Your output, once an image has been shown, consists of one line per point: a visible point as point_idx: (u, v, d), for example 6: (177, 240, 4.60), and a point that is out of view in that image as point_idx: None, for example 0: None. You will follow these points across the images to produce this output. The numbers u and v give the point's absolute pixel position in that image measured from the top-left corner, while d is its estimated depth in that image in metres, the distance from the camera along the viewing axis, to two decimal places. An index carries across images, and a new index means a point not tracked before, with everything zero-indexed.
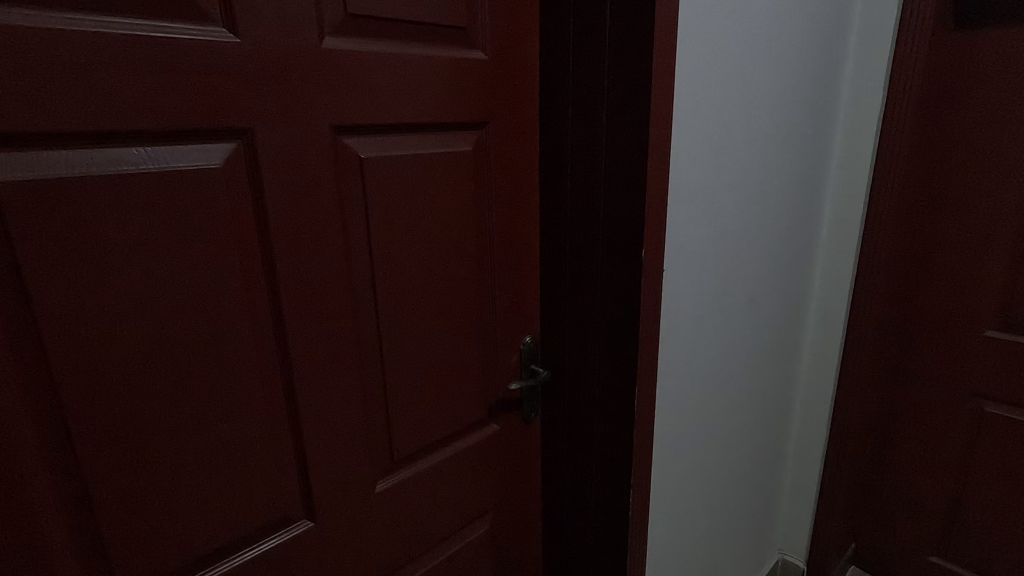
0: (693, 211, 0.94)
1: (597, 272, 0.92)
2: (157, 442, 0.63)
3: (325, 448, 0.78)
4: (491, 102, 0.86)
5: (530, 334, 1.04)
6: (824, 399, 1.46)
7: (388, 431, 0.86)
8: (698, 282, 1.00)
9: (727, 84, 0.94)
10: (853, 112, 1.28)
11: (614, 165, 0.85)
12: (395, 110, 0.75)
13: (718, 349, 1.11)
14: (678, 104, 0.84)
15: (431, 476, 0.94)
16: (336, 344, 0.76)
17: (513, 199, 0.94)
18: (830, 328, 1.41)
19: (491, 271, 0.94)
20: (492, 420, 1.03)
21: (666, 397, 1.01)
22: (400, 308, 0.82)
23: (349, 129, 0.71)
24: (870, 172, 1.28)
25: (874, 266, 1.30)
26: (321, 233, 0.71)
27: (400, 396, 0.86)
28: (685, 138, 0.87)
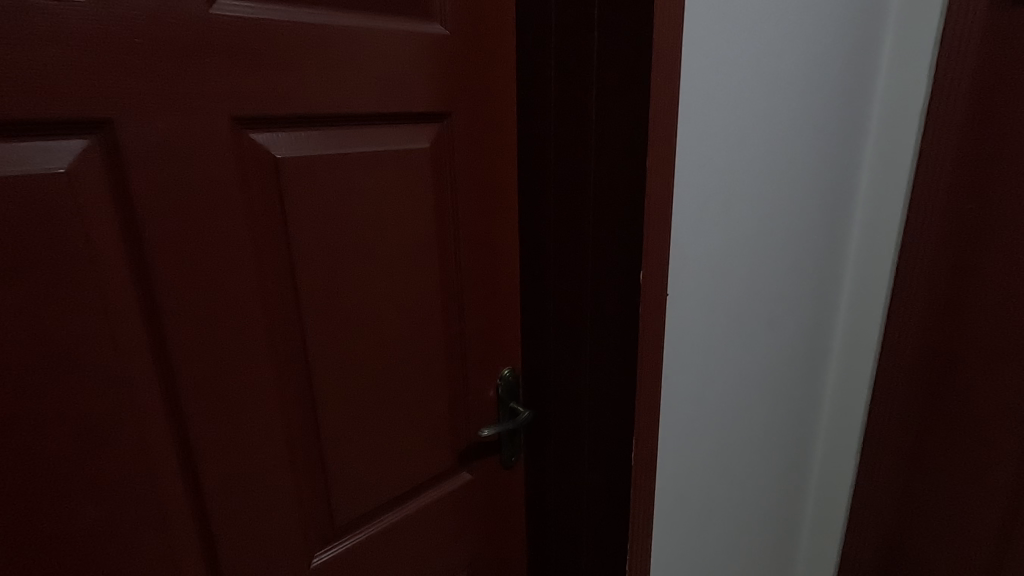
0: (704, 222, 0.78)
1: (586, 297, 0.75)
2: (4, 538, 0.48)
3: (242, 519, 0.63)
4: (453, 88, 0.70)
5: (510, 366, 0.88)
6: (852, 435, 1.24)
7: (328, 492, 0.70)
8: (705, 305, 0.83)
9: (742, 64, 0.76)
10: (890, 98, 1.05)
11: (606, 168, 0.67)
12: (323, 98, 0.59)
13: (729, 382, 0.94)
14: (686, 93, 0.68)
15: (385, 540, 0.78)
16: (246, 396, 0.60)
17: (484, 207, 0.77)
18: (859, 355, 1.20)
19: (456, 293, 0.78)
20: (463, 466, 0.87)
21: (671, 445, 0.84)
22: (334, 346, 0.66)
23: (258, 123, 0.56)
24: (911, 172, 1.05)
25: (913, 281, 1.09)
26: (224, 255, 0.55)
27: (341, 450, 0.70)
28: (695, 135, 0.71)
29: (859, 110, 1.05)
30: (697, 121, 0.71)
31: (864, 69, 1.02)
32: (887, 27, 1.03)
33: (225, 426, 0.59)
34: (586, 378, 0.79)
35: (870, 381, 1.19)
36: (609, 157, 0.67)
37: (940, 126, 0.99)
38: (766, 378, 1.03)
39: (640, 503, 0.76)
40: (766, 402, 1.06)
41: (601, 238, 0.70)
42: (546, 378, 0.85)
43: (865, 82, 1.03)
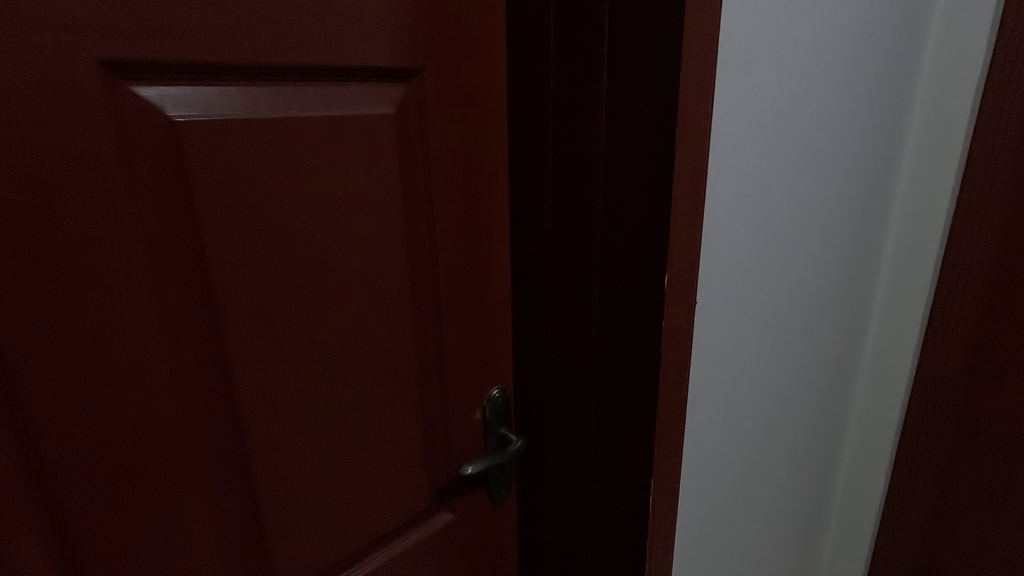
0: (741, 210, 0.63)
1: (591, 308, 0.60)
2: None
3: None
4: (422, 38, 0.54)
5: (500, 385, 0.73)
6: (883, 448, 1.09)
7: (266, 549, 0.56)
8: (732, 309, 0.67)
9: (788, 5, 0.60)
10: (941, 54, 0.87)
11: (616, 146, 0.53)
12: (237, 41, 0.43)
13: (756, 398, 0.79)
14: (727, 43, 0.53)
15: None
16: (133, 437, 0.45)
17: (467, 190, 0.62)
18: (896, 358, 1.03)
19: (428, 297, 0.63)
20: (443, 506, 0.72)
21: (696, 478, 0.70)
22: (258, 365, 0.51)
23: (144, 71, 0.41)
24: (966, 143, 0.87)
25: (959, 271, 0.92)
26: (98, 247, 0.41)
27: (278, 497, 0.55)
28: (736, 98, 0.56)
29: (905, 69, 0.86)
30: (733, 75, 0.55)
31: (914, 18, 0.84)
32: None
33: (103, 475, 0.44)
34: (589, 399, 0.64)
35: (906, 389, 1.03)
36: (622, 122, 0.52)
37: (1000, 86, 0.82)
38: (791, 388, 0.87)
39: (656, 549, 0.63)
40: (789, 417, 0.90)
41: (611, 227, 0.56)
42: (541, 396, 0.71)
43: (915, 34, 0.85)
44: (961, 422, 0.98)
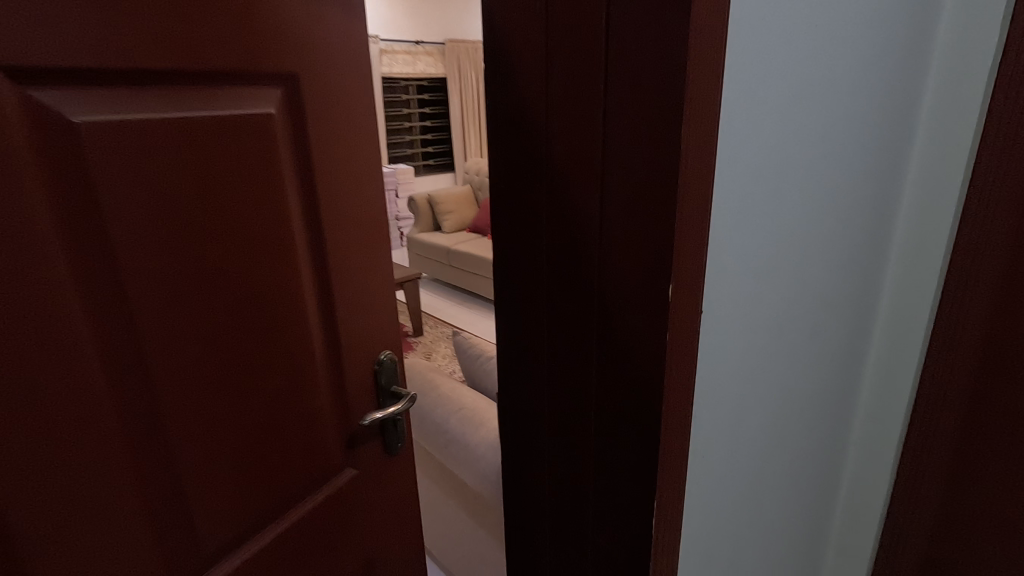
0: (763, 276, 0.55)
1: (538, 284, 0.59)
2: None
3: (119, 556, 0.48)
4: (304, 52, 0.55)
5: (390, 352, 0.72)
6: (871, 515, 0.92)
7: (210, 508, 0.55)
8: (728, 364, 0.56)
9: (812, 63, 0.50)
10: (942, 91, 0.69)
11: (534, 137, 0.54)
12: (130, 50, 0.43)
13: (770, 447, 0.70)
14: (740, 117, 0.44)
15: (292, 540, 0.64)
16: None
17: (336, 175, 0.61)
18: (883, 426, 0.86)
19: (301, 297, 0.60)
20: (381, 444, 0.74)
21: (699, 545, 0.61)
22: (53, 437, 0.43)
23: (65, 80, 0.41)
24: (967, 179, 0.69)
25: (960, 321, 0.74)
26: (35, 244, 0.40)
27: (215, 469, 0.55)
28: (751, 172, 0.48)
29: (911, 90, 0.68)
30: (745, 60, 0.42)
31: (922, 19, 0.65)
32: None
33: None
34: (531, 371, 0.65)
35: (894, 455, 0.86)
36: (527, 105, 0.53)
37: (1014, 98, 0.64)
38: (785, 462, 0.75)
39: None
40: (776, 495, 0.76)
41: (551, 212, 0.55)
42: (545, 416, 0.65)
43: (919, 53, 0.67)
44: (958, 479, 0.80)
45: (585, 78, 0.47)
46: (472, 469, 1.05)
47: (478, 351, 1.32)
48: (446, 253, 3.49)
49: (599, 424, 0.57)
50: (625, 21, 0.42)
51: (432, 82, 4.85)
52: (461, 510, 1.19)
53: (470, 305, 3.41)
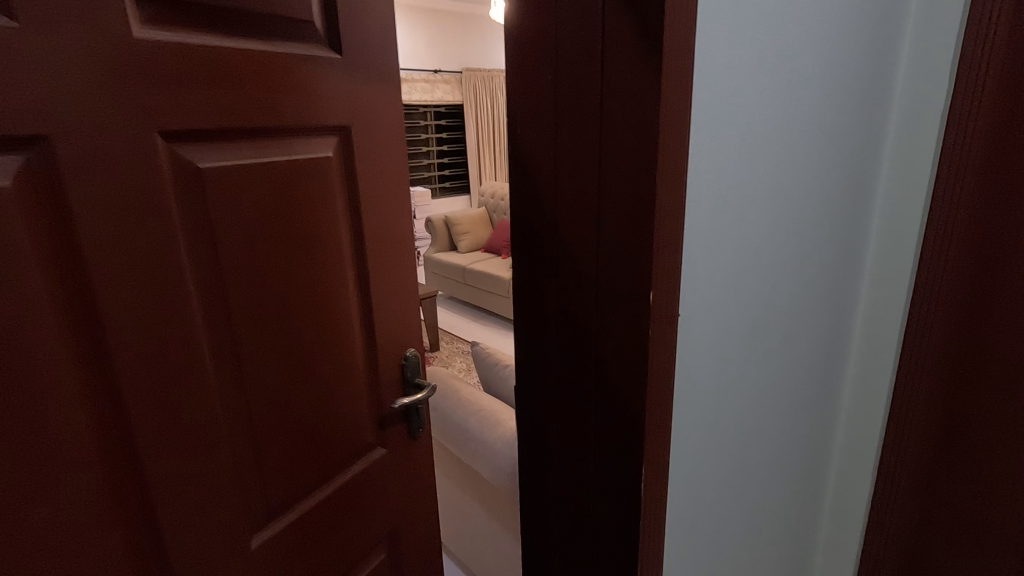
0: (731, 286, 0.67)
1: (536, 292, 0.72)
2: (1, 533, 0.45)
3: (210, 507, 0.60)
4: (353, 107, 0.69)
5: (414, 349, 0.86)
6: (854, 512, 1.00)
7: (273, 474, 0.67)
8: (702, 365, 0.66)
9: (765, 117, 0.63)
10: (903, 132, 0.79)
11: (532, 173, 0.66)
12: (238, 113, 0.57)
13: (748, 442, 0.80)
14: (703, 162, 0.56)
15: (332, 505, 0.76)
16: (13, 480, 0.45)
17: (375, 202, 0.75)
18: (864, 429, 0.95)
19: (347, 301, 0.73)
20: (404, 429, 0.86)
21: (684, 519, 0.71)
22: (167, 407, 0.55)
23: (196, 137, 0.55)
24: (926, 207, 0.79)
25: (926, 335, 0.83)
26: (168, 256, 0.53)
27: (277, 442, 0.67)
28: (715, 203, 0.60)
29: (874, 132, 0.79)
30: (703, 116, 0.54)
31: (879, 74, 0.76)
32: (908, 16, 0.75)
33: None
34: (533, 367, 0.76)
35: (875, 457, 0.94)
36: (533, 146, 0.66)
37: (961, 139, 0.73)
38: (766, 454, 0.85)
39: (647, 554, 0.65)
40: (758, 485, 0.85)
41: (551, 231, 0.66)
42: (548, 407, 0.76)
43: (879, 100, 0.78)
44: (926, 480, 0.89)
45: (571, 130, 0.60)
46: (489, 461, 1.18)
47: (493, 360, 1.45)
48: (462, 272, 3.63)
49: (585, 409, 0.69)
50: (602, 88, 0.56)
51: (449, 108, 5.04)
52: (477, 502, 1.32)
53: (486, 323, 3.53)
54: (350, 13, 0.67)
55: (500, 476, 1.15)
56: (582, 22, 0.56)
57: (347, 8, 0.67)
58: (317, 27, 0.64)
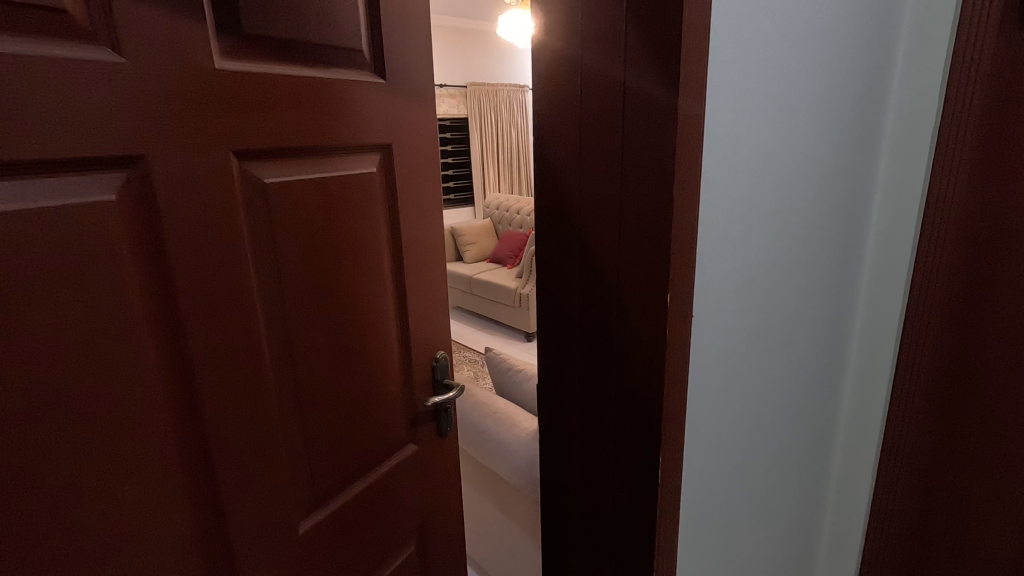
0: (740, 290, 0.73)
1: (560, 297, 0.78)
2: (94, 503, 0.51)
3: (265, 491, 0.66)
4: (393, 128, 0.76)
5: (443, 351, 0.92)
6: (858, 508, 1.05)
7: (318, 465, 0.73)
8: (714, 362, 0.72)
9: (770, 137, 0.70)
10: (896, 151, 0.87)
11: (559, 188, 0.73)
12: (299, 134, 0.64)
13: (755, 438, 0.85)
14: (715, 177, 0.63)
15: (370, 497, 0.81)
16: (106, 456, 0.51)
17: (411, 214, 0.81)
18: (865, 428, 1.00)
19: (385, 305, 0.79)
20: (434, 427, 0.92)
21: (698, 507, 0.76)
22: (233, 395, 0.61)
23: (263, 155, 0.61)
24: (919, 217, 0.86)
25: (920, 337, 0.89)
26: (238, 260, 0.59)
27: (323, 434, 0.72)
28: (726, 215, 0.66)
29: (869, 150, 0.87)
30: (715, 138, 0.61)
31: (873, 97, 0.84)
32: (898, 47, 0.83)
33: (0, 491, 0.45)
34: (554, 368, 0.82)
35: (875, 455, 1.00)
36: (560, 163, 0.72)
37: (949, 157, 0.80)
38: (772, 448, 0.90)
39: (664, 538, 0.70)
40: (765, 478, 0.90)
41: (576, 240, 0.73)
42: (570, 404, 0.81)
43: (873, 122, 0.85)
44: (924, 475, 0.94)
45: (595, 149, 0.67)
46: (507, 462, 1.23)
47: (506, 365, 1.50)
48: (468, 283, 3.69)
49: (604, 405, 0.74)
50: (624, 113, 0.62)
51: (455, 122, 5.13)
52: (492, 503, 1.37)
53: (492, 333, 3.58)
54: (393, 45, 0.74)
55: (519, 476, 1.20)
56: (606, 52, 0.62)
57: (391, 40, 0.74)
58: (364, 56, 0.71)
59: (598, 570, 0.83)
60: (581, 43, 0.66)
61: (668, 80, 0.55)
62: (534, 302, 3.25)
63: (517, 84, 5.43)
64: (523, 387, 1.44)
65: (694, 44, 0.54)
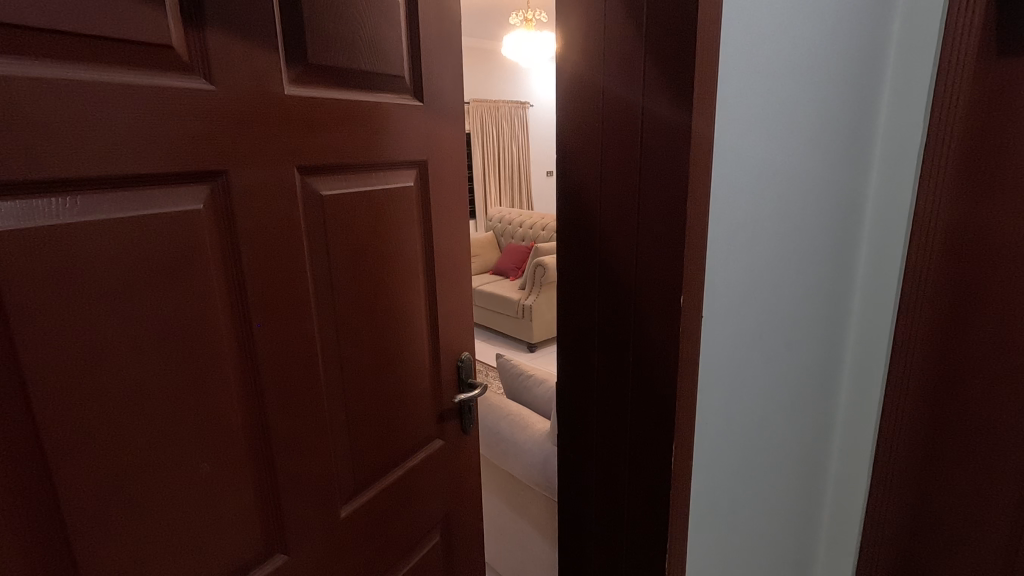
0: (746, 294, 0.81)
1: (579, 301, 0.85)
2: (179, 477, 0.57)
3: (314, 475, 0.72)
4: (428, 146, 0.84)
5: (467, 352, 0.98)
6: (854, 504, 1.11)
7: (357, 454, 0.79)
8: (722, 361, 0.79)
9: (772, 156, 0.77)
10: (885, 170, 0.95)
11: (580, 201, 0.81)
12: (349, 151, 0.71)
13: (759, 433, 0.92)
14: (723, 192, 0.70)
15: (401, 487, 0.87)
16: (189, 435, 0.58)
17: (441, 224, 0.88)
18: (860, 427, 1.07)
19: (417, 308, 0.86)
20: (457, 424, 0.98)
21: (706, 495, 0.83)
22: (291, 385, 0.67)
23: (320, 171, 0.68)
24: (907, 230, 0.94)
25: (911, 341, 0.96)
26: (299, 264, 0.66)
27: (363, 424, 0.79)
28: (733, 226, 0.74)
29: (861, 169, 0.95)
30: (724, 158, 0.69)
31: (863, 120, 0.92)
32: (885, 78, 0.93)
33: (106, 462, 0.51)
34: (573, 367, 0.89)
35: (870, 452, 1.06)
36: (581, 179, 0.80)
37: (934, 175, 0.88)
38: (774, 442, 0.97)
39: (676, 522, 0.76)
40: (768, 471, 0.97)
41: (596, 247, 0.80)
42: (588, 399, 0.87)
43: (864, 144, 0.94)
44: (918, 470, 1.01)
45: (614, 166, 0.74)
46: (523, 462, 1.30)
47: (517, 371, 1.57)
48: None
49: (620, 400, 0.81)
50: (639, 134, 0.70)
51: None
52: (504, 503, 1.42)
53: (494, 343, 3.65)
54: (430, 71, 0.82)
55: (534, 475, 1.27)
56: (625, 79, 0.70)
57: (429, 67, 0.82)
58: (405, 82, 0.79)
59: (613, 557, 0.89)
60: (601, 71, 0.74)
61: (682, 105, 0.62)
62: (536, 314, 3.32)
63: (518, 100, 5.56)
64: (534, 391, 1.51)
65: (706, 75, 0.61)
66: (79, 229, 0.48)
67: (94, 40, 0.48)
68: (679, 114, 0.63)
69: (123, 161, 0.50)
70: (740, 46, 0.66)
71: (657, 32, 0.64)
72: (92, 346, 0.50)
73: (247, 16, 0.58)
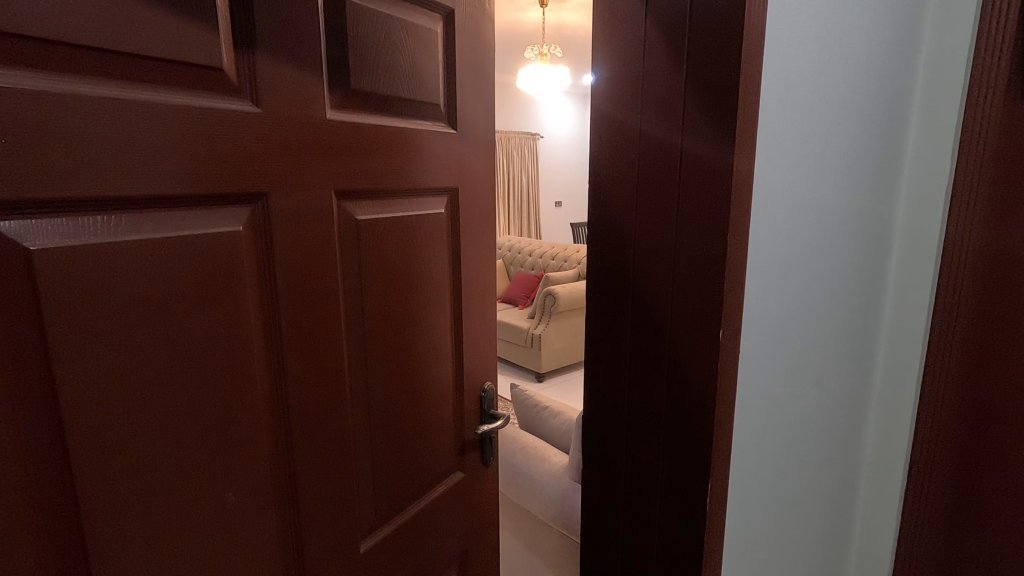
0: (780, 326, 0.79)
1: (609, 332, 0.83)
2: (204, 506, 0.55)
3: (334, 505, 0.69)
4: (459, 173, 0.84)
5: (489, 382, 0.96)
6: (884, 551, 1.06)
7: (376, 485, 0.76)
8: (756, 395, 0.77)
9: (804, 187, 0.77)
10: (913, 205, 0.94)
11: (613, 231, 0.80)
12: (383, 177, 0.71)
13: (788, 473, 0.89)
14: (758, 222, 0.69)
15: (419, 520, 0.84)
16: (215, 461, 0.56)
17: (468, 251, 0.87)
18: (889, 469, 1.03)
19: (440, 335, 0.84)
20: (478, 456, 0.95)
21: (736, 536, 0.79)
22: (316, 412, 0.65)
23: (355, 195, 0.68)
24: (936, 267, 0.92)
25: (941, 380, 0.93)
26: (328, 287, 0.65)
27: (384, 453, 0.77)
28: (767, 258, 0.72)
29: (888, 205, 0.94)
30: (761, 189, 0.68)
31: (892, 156, 0.92)
32: (913, 114, 0.92)
33: (132, 490, 0.49)
34: (600, 400, 0.87)
35: (899, 496, 1.02)
36: (615, 208, 0.79)
37: (963, 210, 0.87)
38: (804, 483, 0.93)
39: (707, 566, 0.72)
40: (798, 512, 0.93)
41: (630, 277, 0.78)
42: (618, 435, 0.85)
43: (892, 179, 0.93)
44: (949, 516, 0.96)
45: (650, 198, 0.74)
46: (541, 496, 1.26)
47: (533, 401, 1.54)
48: None
49: (650, 435, 0.78)
50: (674, 166, 0.69)
51: None
52: (518, 539, 1.37)
53: (503, 372, 3.61)
54: (463, 100, 0.82)
55: (551, 510, 1.23)
56: (663, 112, 0.70)
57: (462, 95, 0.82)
58: (439, 110, 0.79)
59: None
60: (637, 104, 0.74)
61: (723, 138, 0.62)
62: (544, 342, 3.30)
63: (529, 131, 5.64)
64: (551, 423, 1.48)
65: (747, 107, 0.61)
66: (123, 248, 0.47)
67: (152, 61, 0.47)
68: (719, 145, 0.62)
69: (169, 180, 0.49)
70: (778, 79, 0.66)
71: (697, 66, 0.64)
72: (125, 367, 0.48)
73: (292, 42, 0.58)
